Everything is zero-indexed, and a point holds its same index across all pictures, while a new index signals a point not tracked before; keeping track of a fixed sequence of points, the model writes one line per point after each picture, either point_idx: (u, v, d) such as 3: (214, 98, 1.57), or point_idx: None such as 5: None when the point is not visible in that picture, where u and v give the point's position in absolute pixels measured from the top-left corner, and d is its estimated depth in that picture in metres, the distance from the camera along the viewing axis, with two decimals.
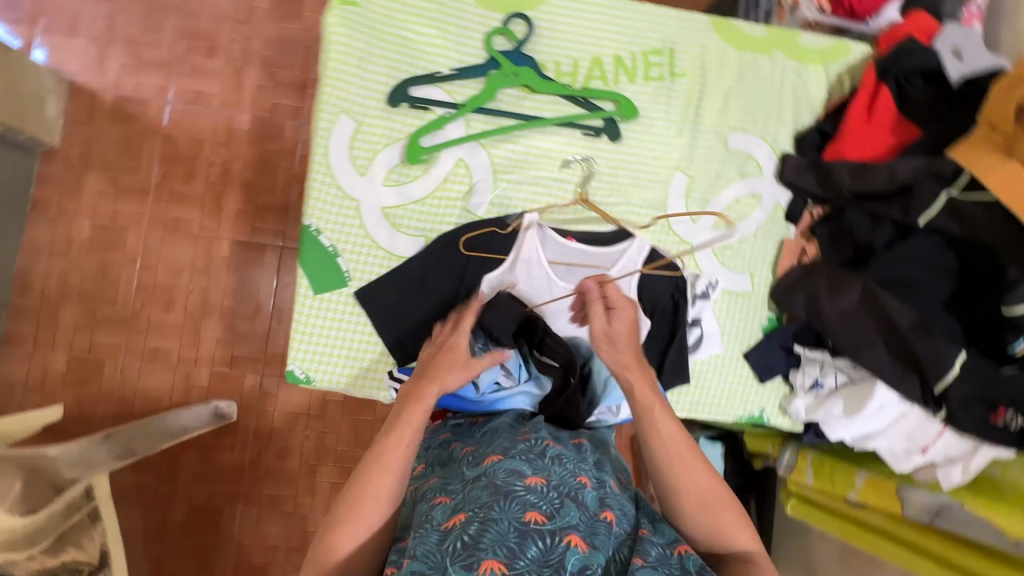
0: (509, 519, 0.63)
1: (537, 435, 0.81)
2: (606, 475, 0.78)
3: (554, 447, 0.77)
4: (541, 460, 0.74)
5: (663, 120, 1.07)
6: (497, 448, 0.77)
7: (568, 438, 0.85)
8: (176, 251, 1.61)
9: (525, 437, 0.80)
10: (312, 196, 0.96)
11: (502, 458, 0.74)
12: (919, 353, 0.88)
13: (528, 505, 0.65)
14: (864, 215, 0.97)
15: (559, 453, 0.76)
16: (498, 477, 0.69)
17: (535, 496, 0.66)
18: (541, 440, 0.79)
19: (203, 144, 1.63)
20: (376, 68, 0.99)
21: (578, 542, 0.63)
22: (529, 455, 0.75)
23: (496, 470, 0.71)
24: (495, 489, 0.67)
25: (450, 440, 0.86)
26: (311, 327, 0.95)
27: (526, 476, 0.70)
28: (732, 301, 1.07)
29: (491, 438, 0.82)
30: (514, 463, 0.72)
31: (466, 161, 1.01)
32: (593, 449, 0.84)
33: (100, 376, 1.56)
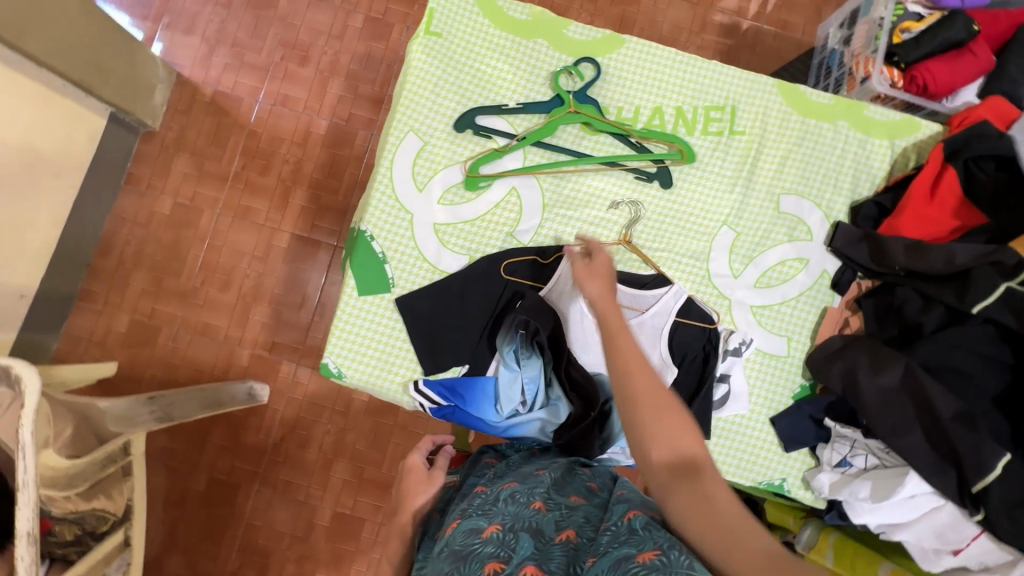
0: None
1: (494, 483, 0.83)
2: (564, 493, 0.79)
3: (509, 487, 0.79)
4: (496, 506, 0.76)
5: (716, 174, 1.08)
6: (458, 511, 0.79)
7: (531, 470, 0.86)
8: (240, 237, 1.74)
9: (482, 490, 0.82)
10: (372, 204, 1.03)
11: (460, 521, 0.75)
12: (958, 446, 0.84)
13: (486, 558, 0.65)
14: (916, 294, 0.95)
15: (512, 491, 0.77)
16: (457, 540, 0.70)
17: (492, 546, 0.66)
18: (498, 487, 0.81)
19: (282, 143, 1.77)
20: (448, 94, 1.06)
21: (536, 571, 0.62)
22: (484, 507, 0.76)
23: (455, 535, 0.72)
24: (456, 554, 0.68)
25: (434, 520, 0.86)
26: (350, 326, 1.01)
27: (483, 530, 0.70)
28: (765, 362, 1.05)
29: (460, 500, 0.84)
30: (471, 522, 0.73)
31: (518, 190, 1.05)
32: (555, 471, 0.85)
33: (154, 341, 1.68)
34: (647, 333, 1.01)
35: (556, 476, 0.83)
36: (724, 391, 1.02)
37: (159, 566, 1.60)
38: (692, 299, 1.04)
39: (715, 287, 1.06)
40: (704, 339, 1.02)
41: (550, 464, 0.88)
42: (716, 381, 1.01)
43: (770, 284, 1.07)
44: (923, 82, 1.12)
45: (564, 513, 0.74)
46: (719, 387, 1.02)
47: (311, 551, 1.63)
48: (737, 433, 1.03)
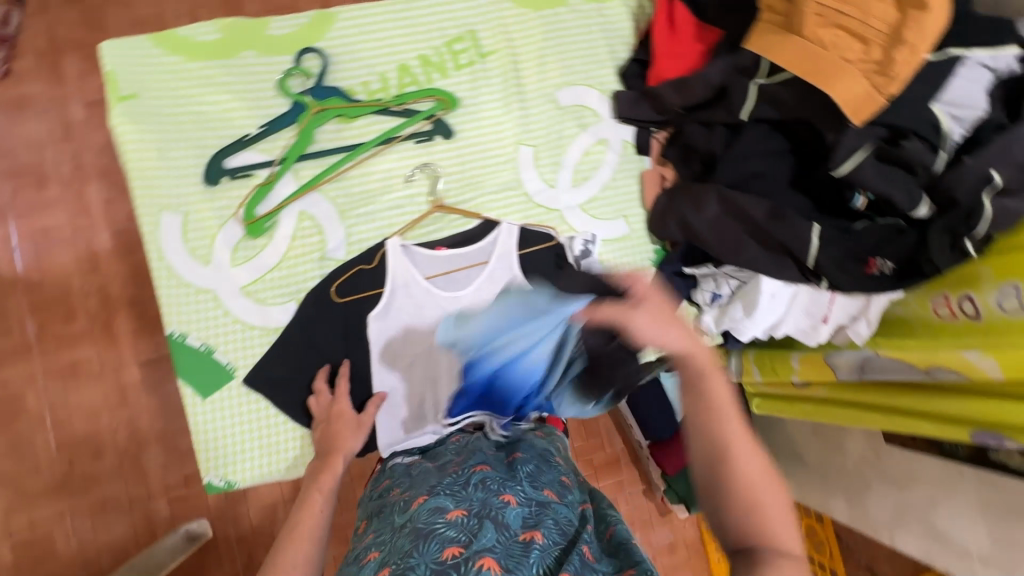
0: (425, 562, 0.60)
1: (467, 466, 0.80)
2: (539, 487, 0.74)
3: (481, 473, 0.76)
4: (465, 489, 0.72)
5: (488, 102, 1.06)
6: (425, 489, 0.76)
7: (503, 457, 0.83)
8: (84, 396, 1.55)
9: (454, 472, 0.79)
10: (164, 304, 0.92)
11: (427, 499, 0.72)
12: (782, 238, 0.91)
13: (446, 542, 0.62)
14: (699, 124, 1.01)
15: (484, 477, 0.74)
16: (421, 519, 0.68)
17: (454, 530, 0.64)
18: (470, 469, 0.78)
19: (71, 279, 1.56)
20: (180, 151, 0.94)
21: (492, 564, 0.58)
22: (455, 489, 0.73)
23: (420, 513, 0.69)
24: (417, 533, 0.65)
25: (388, 488, 0.84)
26: (214, 433, 0.92)
27: (448, 511, 0.68)
28: (616, 248, 1.08)
29: (426, 478, 0.80)
30: (437, 501, 0.70)
31: (308, 212, 0.97)
32: (531, 463, 0.81)
33: (54, 548, 1.50)
34: (501, 279, 1.01)
35: (532, 469, 0.79)
36: None
37: None
38: (525, 229, 1.03)
39: (540, 205, 1.06)
40: (552, 257, 1.03)
41: (523, 446, 0.86)
42: None
43: (585, 177, 1.09)
44: None
45: (538, 511, 0.69)
46: None
47: None
48: None
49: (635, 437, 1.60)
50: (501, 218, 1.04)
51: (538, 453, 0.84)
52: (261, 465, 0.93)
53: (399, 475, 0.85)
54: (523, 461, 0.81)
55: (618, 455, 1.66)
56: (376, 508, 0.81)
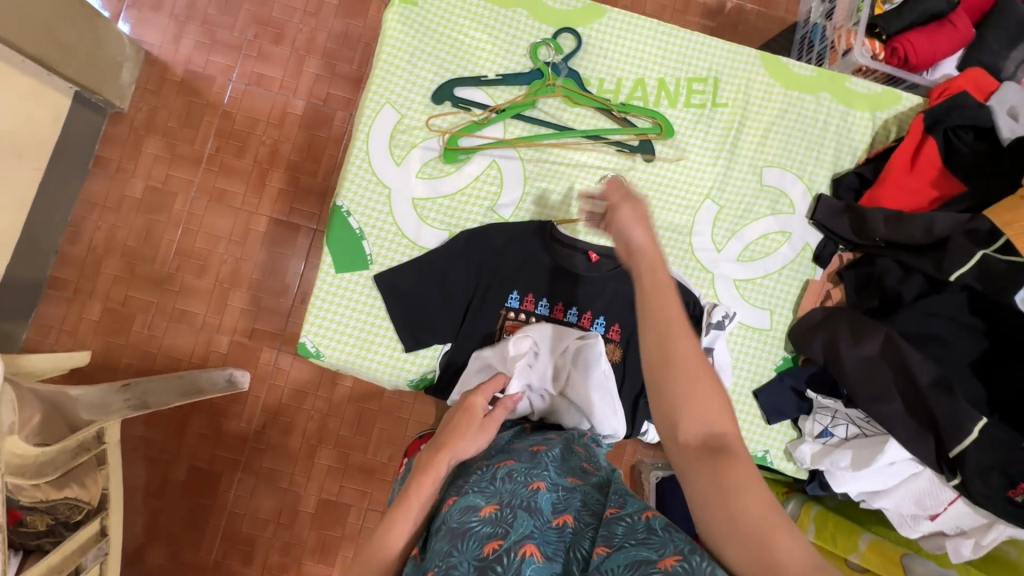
0: (468, 559, 0.62)
1: (491, 463, 0.79)
2: (563, 473, 0.76)
3: (507, 468, 0.76)
4: (493, 484, 0.73)
5: (698, 147, 1.07)
6: (453, 489, 0.75)
7: (525, 448, 0.82)
8: (215, 220, 1.72)
9: (479, 467, 0.78)
10: (347, 179, 1.00)
11: (456, 499, 0.72)
12: (937, 412, 0.84)
13: (484, 537, 0.64)
14: (895, 264, 0.95)
15: (510, 470, 0.74)
16: (452, 519, 0.68)
17: (488, 525, 0.65)
18: (493, 466, 0.78)
19: (256, 124, 1.75)
20: (425, 64, 1.03)
21: (532, 551, 0.62)
22: (484, 485, 0.73)
23: (450, 513, 0.69)
24: (452, 532, 0.66)
25: (424, 494, 0.82)
26: (329, 302, 0.98)
27: (480, 508, 0.69)
28: (747, 335, 1.05)
29: (453, 477, 0.80)
30: (468, 499, 0.71)
31: (498, 164, 1.03)
32: (555, 449, 0.82)
33: (129, 329, 1.68)
34: (634, 311, 1.01)
35: (554, 454, 0.80)
36: None
37: (141, 555, 1.61)
38: (682, 278, 1.03)
39: (698, 260, 1.06)
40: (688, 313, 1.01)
41: (550, 442, 0.85)
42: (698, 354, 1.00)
43: (753, 257, 1.07)
44: (904, 53, 1.11)
45: (565, 494, 0.71)
46: None
47: (297, 537, 1.64)
48: None
49: None
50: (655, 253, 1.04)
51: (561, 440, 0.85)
52: (351, 352, 0.98)
53: (436, 476, 0.84)
54: (546, 452, 0.80)
55: None
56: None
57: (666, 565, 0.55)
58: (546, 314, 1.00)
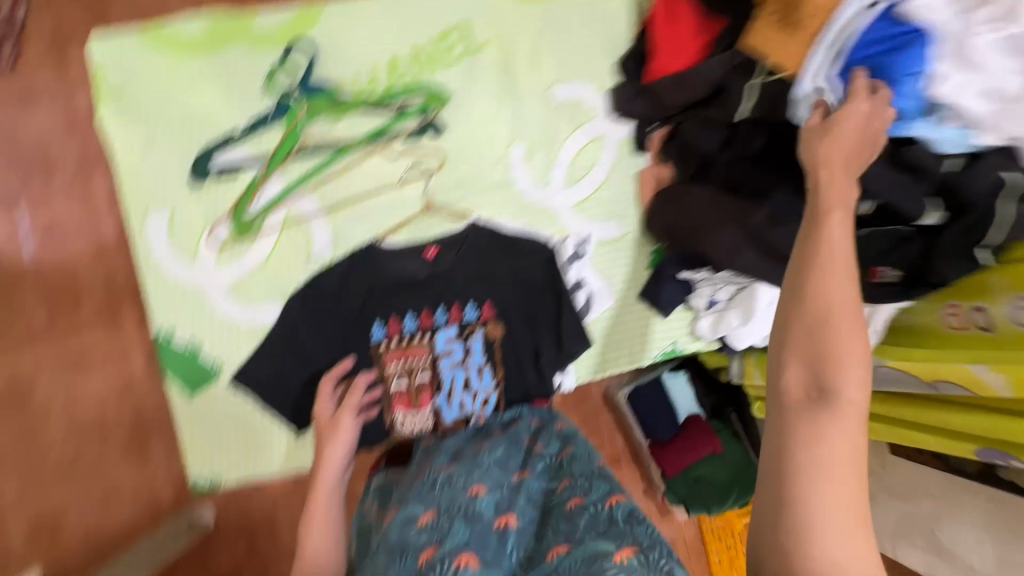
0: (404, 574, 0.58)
1: (434, 467, 0.75)
2: (508, 467, 0.73)
3: (447, 472, 0.72)
4: (432, 491, 0.69)
5: (480, 98, 1.03)
6: (396, 501, 0.71)
7: (467, 449, 0.79)
8: (89, 383, 1.55)
9: (419, 477, 0.74)
10: (150, 302, 0.92)
11: (396, 510, 0.68)
12: (781, 245, 0.87)
13: (421, 549, 0.59)
14: (697, 124, 0.96)
15: (448, 475, 0.70)
16: (393, 534, 0.63)
17: (426, 536, 0.61)
18: (434, 472, 0.73)
19: (78, 267, 1.51)
20: (167, 149, 0.93)
21: (470, 561, 0.57)
22: (423, 492, 0.69)
23: (392, 525, 0.65)
24: (390, 549, 0.61)
25: (370, 506, 0.79)
26: (199, 431, 0.94)
27: (419, 517, 0.64)
28: (609, 249, 1.05)
29: (398, 489, 0.76)
30: (408, 510, 0.66)
31: (294, 212, 0.96)
32: (498, 447, 0.77)
33: (61, 530, 1.54)
34: (496, 283, 0.99)
35: (496, 452, 0.76)
36: (585, 294, 1.04)
37: None
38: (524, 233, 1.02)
39: (533, 204, 1.04)
40: (543, 259, 1.01)
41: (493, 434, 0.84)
42: (574, 290, 1.02)
43: (580, 176, 1.05)
44: None
45: (509, 492, 0.68)
46: (579, 294, 1.03)
47: None
48: (616, 324, 1.06)
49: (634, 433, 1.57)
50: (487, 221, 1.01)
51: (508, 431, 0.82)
52: (247, 463, 0.96)
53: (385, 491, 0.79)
54: (487, 447, 0.77)
55: (618, 452, 1.64)
56: (361, 534, 0.76)
57: (623, 557, 0.55)
58: (415, 328, 0.97)
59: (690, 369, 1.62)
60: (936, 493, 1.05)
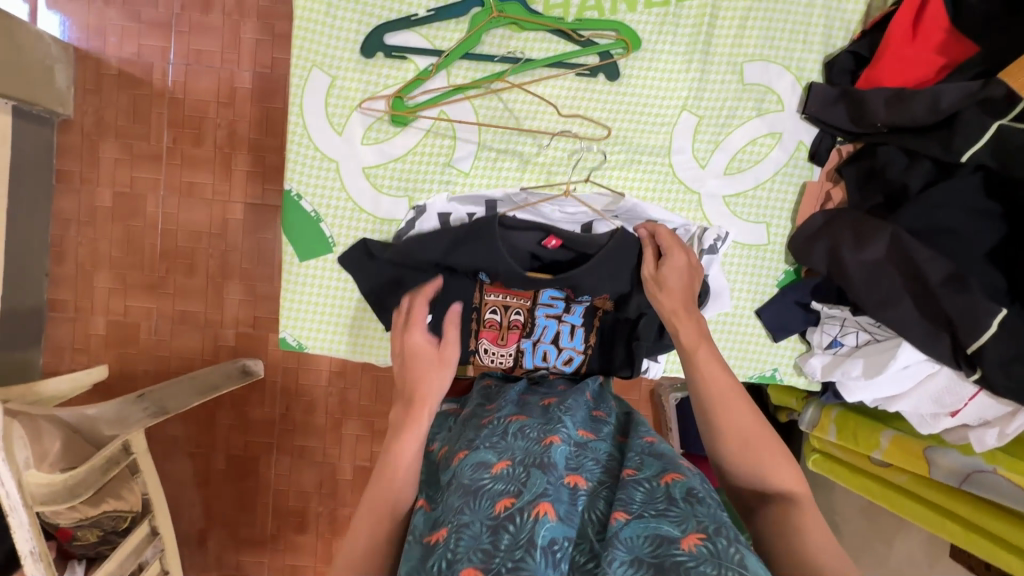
0: (480, 519, 0.56)
1: (502, 416, 0.76)
2: (576, 424, 0.73)
3: (519, 423, 0.71)
4: (504, 440, 0.68)
5: (667, 53, 0.95)
6: (464, 442, 0.71)
7: (537, 402, 0.80)
8: (192, 216, 1.67)
9: (488, 423, 0.74)
10: (290, 160, 0.93)
11: (467, 454, 0.67)
12: (950, 310, 0.78)
13: (497, 496, 0.58)
14: (900, 150, 0.85)
15: (522, 425, 0.70)
16: (464, 475, 0.63)
17: (502, 483, 0.60)
18: (504, 420, 0.73)
19: (208, 106, 1.64)
20: (346, 13, 0.91)
21: (548, 511, 0.55)
22: (494, 441, 0.69)
23: (462, 468, 0.64)
24: (465, 490, 0.60)
25: (430, 440, 0.82)
26: (300, 294, 0.95)
27: (492, 465, 0.63)
28: (744, 254, 0.98)
29: (463, 431, 0.76)
30: (479, 456, 0.65)
31: (448, 114, 0.94)
32: (566, 402, 0.79)
33: (136, 337, 1.69)
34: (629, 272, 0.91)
35: (567, 407, 0.77)
36: (704, 291, 0.96)
37: (205, 538, 1.73)
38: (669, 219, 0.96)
39: (681, 181, 0.97)
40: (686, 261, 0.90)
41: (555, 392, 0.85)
42: (693, 283, 0.96)
43: (741, 169, 0.97)
44: None
45: (576, 452, 0.67)
46: (698, 289, 0.96)
47: (342, 502, 1.72)
48: (721, 332, 0.99)
49: (671, 441, 1.48)
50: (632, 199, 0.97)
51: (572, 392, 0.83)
52: (336, 341, 0.96)
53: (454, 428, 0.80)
54: (559, 404, 0.78)
55: None
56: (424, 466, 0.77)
57: (689, 544, 0.52)
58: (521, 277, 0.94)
59: (750, 397, 1.54)
60: None
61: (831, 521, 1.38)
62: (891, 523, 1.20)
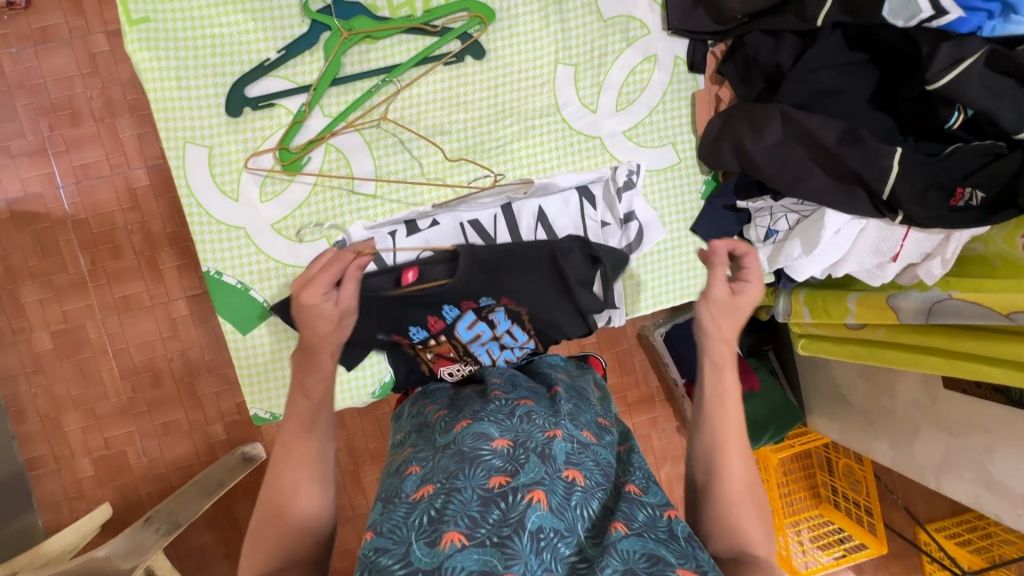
0: (472, 487, 0.57)
1: (508, 397, 0.75)
2: (580, 426, 0.70)
3: (527, 407, 0.71)
4: (511, 421, 0.67)
5: (524, 14, 0.94)
6: (469, 412, 0.71)
7: (544, 392, 0.79)
8: (138, 327, 1.62)
9: (497, 399, 0.74)
10: (197, 241, 0.91)
11: (472, 423, 0.68)
12: (853, 165, 0.81)
13: (493, 471, 0.58)
14: (764, 34, 0.87)
15: (530, 411, 0.69)
16: (464, 444, 0.63)
17: (500, 459, 0.60)
18: (512, 402, 0.73)
19: (114, 216, 1.59)
20: (199, 80, 0.89)
21: (542, 498, 0.55)
22: (500, 417, 0.68)
23: (464, 436, 0.65)
24: (462, 456, 0.61)
25: (425, 406, 0.82)
26: (256, 366, 0.94)
27: (493, 439, 0.63)
28: (662, 179, 1.00)
29: (466, 403, 0.76)
30: (482, 427, 0.66)
31: (335, 144, 0.93)
32: (570, 399, 0.76)
33: (127, 464, 1.65)
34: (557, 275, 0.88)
35: (571, 407, 0.74)
36: (637, 227, 0.98)
37: None
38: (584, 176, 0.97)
39: (580, 131, 0.98)
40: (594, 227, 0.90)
41: (548, 376, 0.84)
42: (624, 223, 0.97)
43: (630, 100, 0.99)
44: None
45: (579, 448, 0.65)
46: (630, 227, 0.98)
47: None
48: (667, 258, 1.01)
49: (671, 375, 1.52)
50: (540, 177, 0.97)
51: (573, 389, 0.80)
52: None
53: (442, 396, 0.82)
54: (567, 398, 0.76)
55: (652, 392, 1.61)
56: (418, 426, 0.78)
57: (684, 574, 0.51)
58: (458, 315, 0.88)
59: None
60: (991, 427, 1.03)
61: (838, 394, 1.42)
62: (887, 376, 1.25)
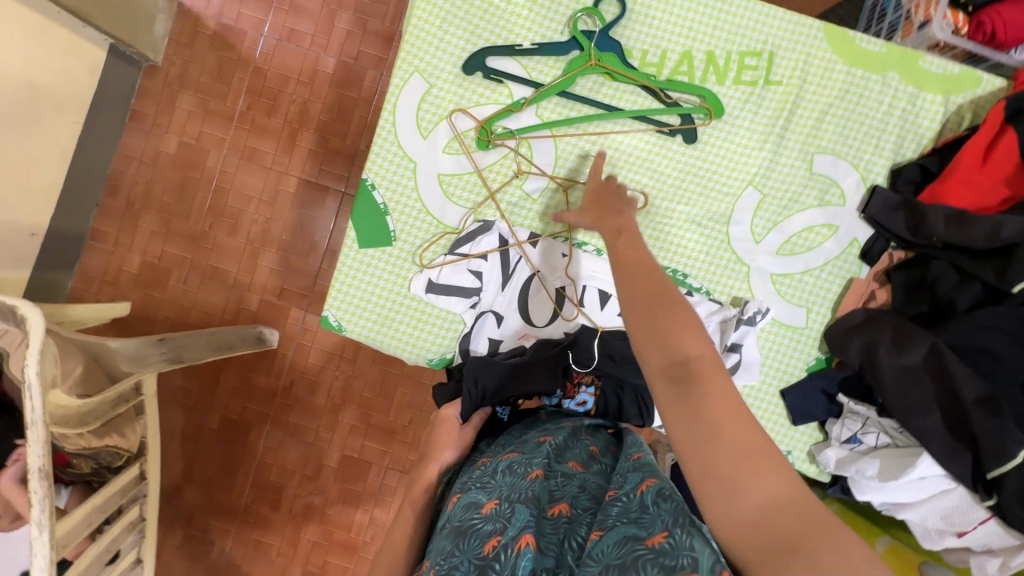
0: (467, 557, 0.61)
1: (498, 456, 0.79)
2: (563, 459, 0.74)
3: (508, 459, 0.75)
4: (495, 480, 0.71)
5: (746, 129, 0.99)
6: (460, 487, 0.76)
7: (532, 438, 0.80)
8: (247, 179, 1.72)
9: (485, 464, 0.78)
10: (373, 151, 0.97)
11: (460, 497, 0.72)
12: (978, 432, 0.81)
13: (484, 535, 0.62)
14: (952, 268, 0.89)
15: (510, 463, 0.73)
16: (456, 518, 0.67)
17: (488, 521, 0.64)
18: (499, 460, 0.77)
19: (288, 82, 1.72)
20: (456, 31, 0.96)
21: (531, 541, 0.59)
22: (486, 482, 0.72)
23: (455, 514, 0.69)
24: (456, 532, 0.65)
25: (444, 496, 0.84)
26: (352, 278, 0.97)
27: (482, 505, 0.67)
28: (781, 333, 1.01)
29: (466, 475, 0.81)
30: (471, 498, 0.70)
31: (529, 142, 0.99)
32: (557, 435, 0.79)
33: (166, 282, 1.72)
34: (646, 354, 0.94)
35: (555, 440, 0.77)
36: (735, 360, 0.99)
37: (178, 494, 1.71)
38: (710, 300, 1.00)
39: (733, 251, 1.01)
40: None
41: (554, 429, 0.82)
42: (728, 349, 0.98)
43: (794, 251, 1.00)
44: (991, 27, 0.96)
45: (561, 481, 0.69)
46: (730, 356, 0.99)
47: (320, 489, 1.71)
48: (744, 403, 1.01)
49: None
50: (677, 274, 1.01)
51: (564, 427, 0.82)
52: (370, 326, 0.98)
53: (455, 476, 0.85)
54: (549, 437, 0.78)
55: None
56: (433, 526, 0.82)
57: (653, 543, 0.55)
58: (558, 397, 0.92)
59: None
60: None
61: None
62: None
